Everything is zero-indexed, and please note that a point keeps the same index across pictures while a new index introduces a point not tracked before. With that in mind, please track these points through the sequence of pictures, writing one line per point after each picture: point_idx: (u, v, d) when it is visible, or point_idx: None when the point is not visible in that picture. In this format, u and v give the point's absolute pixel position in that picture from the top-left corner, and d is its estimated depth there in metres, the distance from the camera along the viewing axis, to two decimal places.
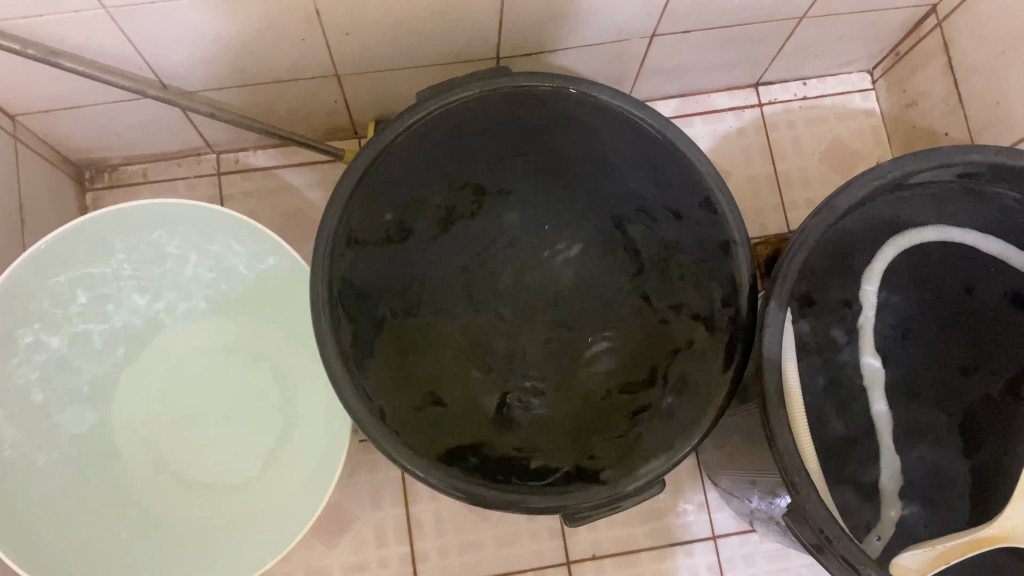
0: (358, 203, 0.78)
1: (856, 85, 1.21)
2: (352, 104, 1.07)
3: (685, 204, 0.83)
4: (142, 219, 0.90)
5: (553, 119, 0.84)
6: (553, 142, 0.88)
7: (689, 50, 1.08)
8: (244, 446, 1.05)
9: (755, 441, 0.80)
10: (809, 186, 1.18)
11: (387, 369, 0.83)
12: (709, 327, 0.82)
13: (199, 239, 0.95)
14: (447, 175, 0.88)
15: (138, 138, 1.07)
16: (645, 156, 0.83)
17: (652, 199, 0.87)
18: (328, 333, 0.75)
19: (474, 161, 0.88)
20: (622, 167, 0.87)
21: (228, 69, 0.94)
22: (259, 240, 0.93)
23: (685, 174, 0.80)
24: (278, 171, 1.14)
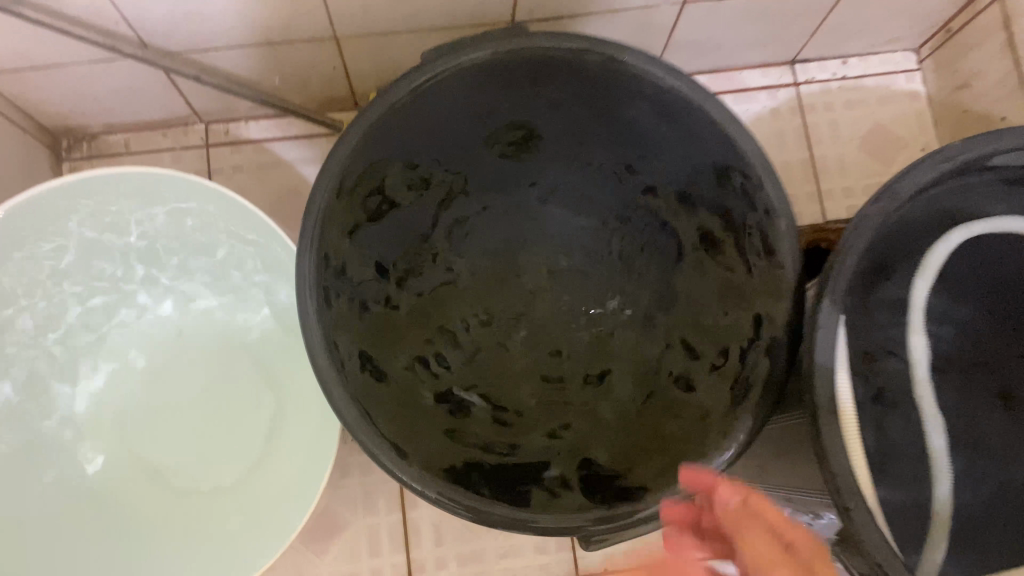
0: (351, 179, 0.69)
1: (899, 65, 1.11)
2: (352, 71, 0.97)
3: (724, 187, 0.73)
4: (115, 189, 0.81)
5: (575, 88, 0.75)
6: (575, 118, 0.80)
7: (723, 21, 0.98)
8: (226, 441, 0.96)
9: (794, 454, 0.71)
10: (847, 173, 1.09)
11: (384, 366, 0.74)
12: (746, 324, 0.73)
13: (177, 211, 0.86)
14: (450, 153, 0.80)
15: (118, 105, 0.98)
16: (679, 132, 0.74)
17: (686, 182, 0.78)
18: (316, 324, 0.66)
19: (478, 140, 0.81)
20: (652, 142, 0.78)
21: (214, 28, 0.85)
22: (244, 214, 0.83)
23: (722, 156, 0.71)
24: (269, 144, 1.05)
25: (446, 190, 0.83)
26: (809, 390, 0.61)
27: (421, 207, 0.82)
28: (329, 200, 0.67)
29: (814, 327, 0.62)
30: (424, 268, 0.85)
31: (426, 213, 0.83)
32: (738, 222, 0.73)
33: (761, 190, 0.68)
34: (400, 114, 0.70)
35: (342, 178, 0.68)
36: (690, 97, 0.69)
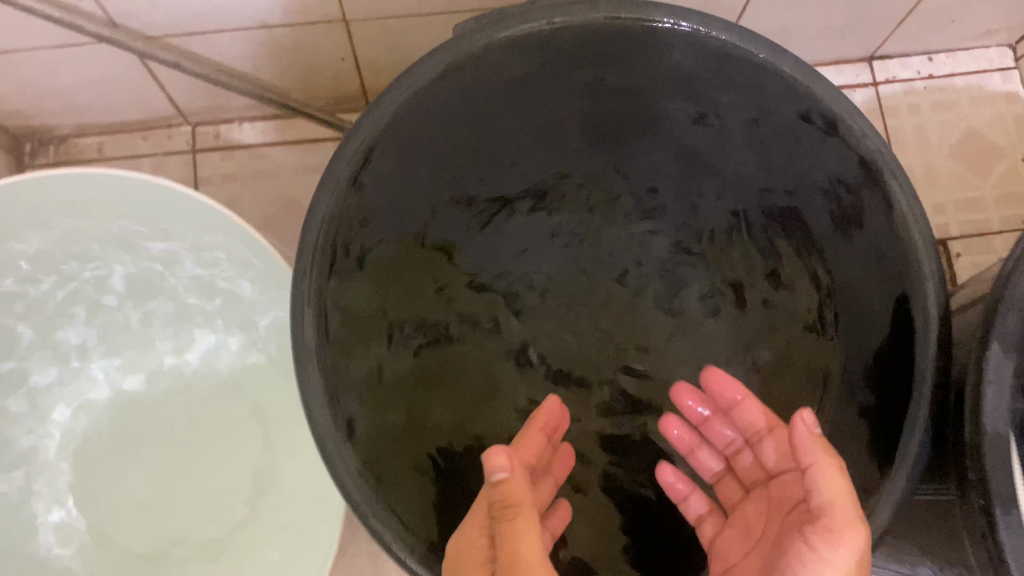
0: (361, 182, 0.54)
1: (994, 62, 0.97)
2: (364, 62, 0.83)
3: (848, 191, 0.59)
4: (64, 198, 0.67)
5: (644, 72, 0.60)
6: (645, 112, 0.65)
7: (798, 6, 0.84)
8: (203, 500, 0.82)
9: (939, 526, 0.57)
10: (937, 186, 0.94)
11: (392, 424, 0.62)
12: (883, 353, 0.58)
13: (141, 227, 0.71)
14: (488, 150, 0.66)
15: (89, 101, 0.84)
16: (783, 124, 0.60)
17: (795, 183, 0.64)
18: (317, 376, 0.51)
19: (521, 135, 0.66)
20: (740, 134, 0.64)
21: (200, 6, 0.71)
22: (220, 232, 0.68)
23: (841, 153, 0.57)
24: (266, 150, 0.90)
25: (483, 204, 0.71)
26: (978, 466, 0.47)
27: (451, 225, 0.70)
28: (334, 213, 0.53)
29: (980, 382, 0.47)
30: (453, 301, 0.74)
31: (461, 227, 0.71)
32: (865, 237, 0.59)
33: (893, 200, 0.54)
34: (427, 98, 0.55)
35: (351, 184, 0.53)
36: (796, 83, 0.55)
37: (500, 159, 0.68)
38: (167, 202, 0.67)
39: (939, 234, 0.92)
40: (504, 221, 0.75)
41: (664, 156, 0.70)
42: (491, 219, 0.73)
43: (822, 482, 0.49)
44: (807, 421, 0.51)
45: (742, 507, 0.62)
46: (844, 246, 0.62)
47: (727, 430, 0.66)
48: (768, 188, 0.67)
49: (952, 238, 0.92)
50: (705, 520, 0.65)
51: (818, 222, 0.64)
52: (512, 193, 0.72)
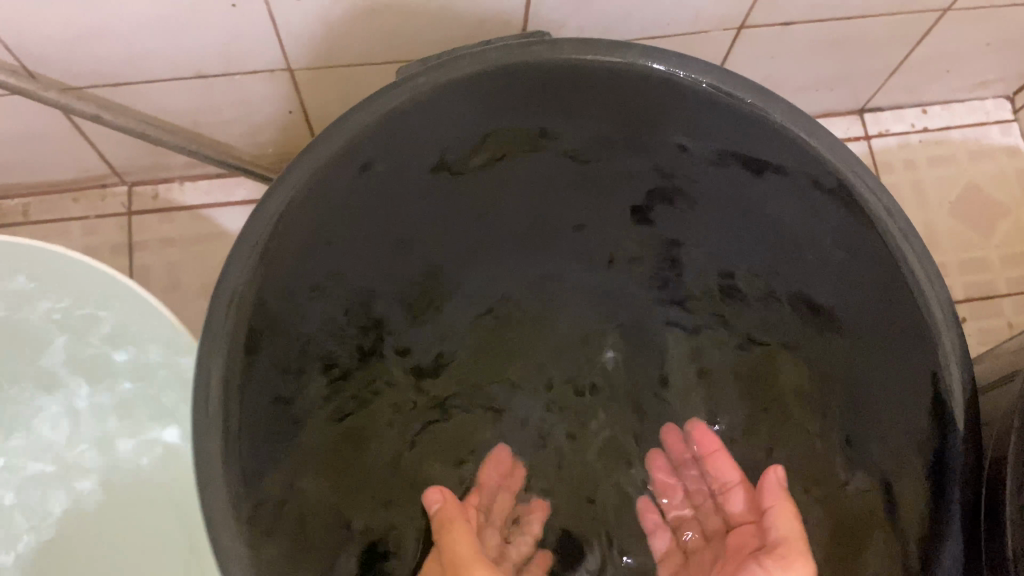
0: (285, 246, 0.47)
1: (991, 115, 0.91)
2: (315, 116, 0.76)
3: (849, 263, 0.52)
4: None
5: (612, 124, 0.54)
6: (625, 176, 0.59)
7: (783, 54, 0.79)
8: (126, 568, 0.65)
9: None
10: (939, 246, 0.87)
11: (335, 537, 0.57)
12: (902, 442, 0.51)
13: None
14: (445, 211, 0.58)
15: (11, 159, 0.76)
16: (768, 178, 0.53)
17: (787, 259, 0.58)
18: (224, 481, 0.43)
19: (484, 201, 0.59)
20: (722, 194, 0.57)
21: (125, 52, 0.64)
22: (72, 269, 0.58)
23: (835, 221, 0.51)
24: (210, 212, 0.83)
25: (438, 289, 0.65)
26: None
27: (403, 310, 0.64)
28: (248, 282, 0.45)
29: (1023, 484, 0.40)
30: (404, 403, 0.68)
31: (415, 298, 0.64)
32: (868, 305, 0.52)
33: (903, 266, 0.47)
34: (365, 151, 0.48)
35: (272, 249, 0.46)
36: (783, 129, 0.48)
37: (460, 221, 0.60)
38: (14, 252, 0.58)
39: None
40: (467, 290, 0.67)
41: (640, 220, 0.63)
42: (451, 290, 0.66)
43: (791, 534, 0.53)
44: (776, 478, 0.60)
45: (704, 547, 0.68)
46: (844, 316, 0.55)
47: (693, 476, 0.73)
48: (753, 265, 0.61)
49: (956, 301, 0.85)
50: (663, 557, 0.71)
51: (817, 298, 0.57)
52: (477, 261, 0.65)
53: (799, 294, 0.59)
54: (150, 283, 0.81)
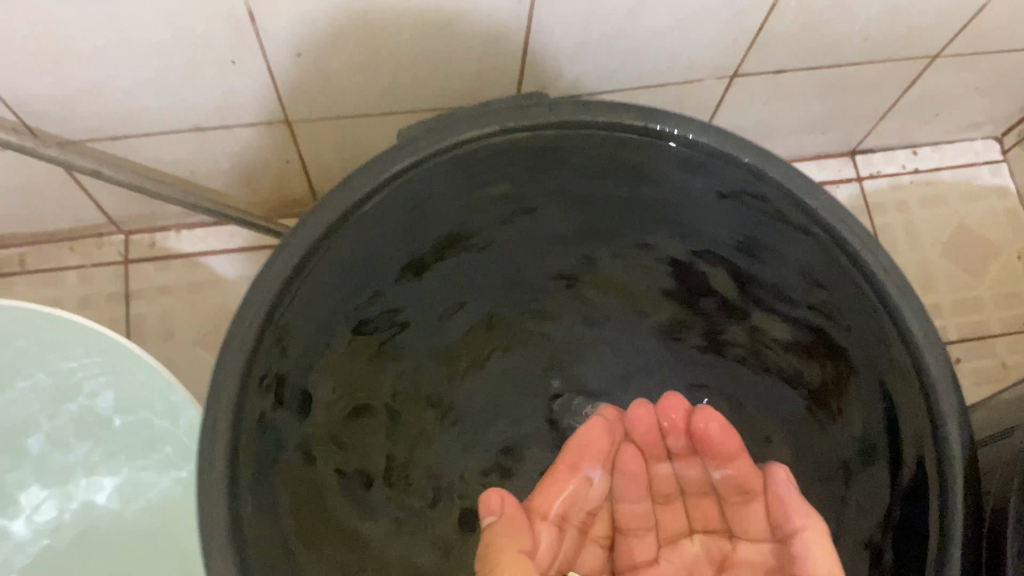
0: (287, 308, 0.47)
1: (981, 156, 0.92)
2: (311, 165, 0.76)
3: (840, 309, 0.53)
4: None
5: (601, 178, 0.54)
6: (613, 228, 0.59)
7: (775, 100, 0.80)
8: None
9: None
10: (931, 286, 0.88)
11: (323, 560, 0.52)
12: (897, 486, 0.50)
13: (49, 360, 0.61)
14: (436, 270, 0.58)
15: (9, 210, 0.76)
16: (759, 229, 0.54)
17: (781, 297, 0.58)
18: (224, 549, 0.42)
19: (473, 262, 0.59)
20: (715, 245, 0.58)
21: (123, 106, 0.64)
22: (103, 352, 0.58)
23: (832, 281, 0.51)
24: (205, 260, 0.83)
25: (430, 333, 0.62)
26: None
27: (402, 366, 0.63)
28: (252, 347, 0.45)
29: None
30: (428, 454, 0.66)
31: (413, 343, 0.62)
32: (857, 344, 0.53)
33: (898, 323, 0.47)
34: (366, 214, 0.49)
35: (273, 314, 0.46)
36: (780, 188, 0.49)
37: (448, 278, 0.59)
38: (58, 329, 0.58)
39: None
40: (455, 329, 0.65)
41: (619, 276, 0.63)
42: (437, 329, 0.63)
43: (810, 526, 0.53)
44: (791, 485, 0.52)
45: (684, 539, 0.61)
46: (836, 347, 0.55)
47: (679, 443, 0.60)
48: (744, 310, 0.61)
49: (949, 341, 0.86)
50: (618, 542, 0.61)
51: (806, 350, 0.58)
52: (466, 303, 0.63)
53: (789, 336, 0.59)
54: (145, 331, 0.80)
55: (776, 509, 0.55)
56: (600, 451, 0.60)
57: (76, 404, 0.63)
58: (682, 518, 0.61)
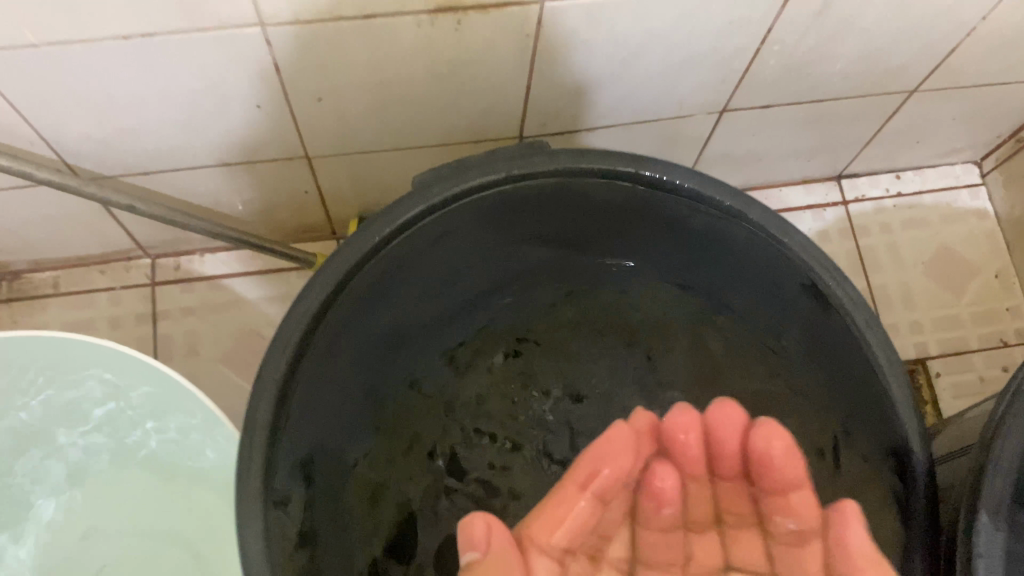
0: (315, 339, 0.53)
1: (960, 179, 0.97)
2: (328, 194, 0.82)
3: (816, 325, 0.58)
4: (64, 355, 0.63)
5: (584, 206, 0.59)
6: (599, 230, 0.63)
7: (763, 132, 0.85)
8: None
9: None
10: (913, 304, 0.92)
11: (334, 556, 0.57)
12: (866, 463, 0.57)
13: (125, 390, 0.65)
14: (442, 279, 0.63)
15: (46, 239, 0.81)
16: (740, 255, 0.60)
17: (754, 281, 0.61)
18: (261, 563, 0.47)
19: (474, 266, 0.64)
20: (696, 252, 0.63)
21: (156, 145, 0.69)
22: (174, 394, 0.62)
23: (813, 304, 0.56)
24: (228, 282, 0.88)
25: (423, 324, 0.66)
26: None
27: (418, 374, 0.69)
28: (284, 375, 0.50)
29: (971, 556, 0.44)
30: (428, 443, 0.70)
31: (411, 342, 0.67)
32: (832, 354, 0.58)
33: (867, 349, 0.52)
34: (383, 253, 0.54)
35: (302, 344, 0.51)
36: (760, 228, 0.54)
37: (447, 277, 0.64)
38: (139, 369, 0.62)
39: (917, 353, 0.91)
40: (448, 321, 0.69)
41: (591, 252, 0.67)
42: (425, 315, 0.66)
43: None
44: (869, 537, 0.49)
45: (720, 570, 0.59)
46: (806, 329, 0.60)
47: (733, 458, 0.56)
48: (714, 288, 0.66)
49: (930, 357, 0.91)
50: (641, 570, 0.58)
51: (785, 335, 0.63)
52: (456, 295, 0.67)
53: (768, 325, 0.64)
54: (171, 350, 0.85)
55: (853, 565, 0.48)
56: (625, 468, 0.53)
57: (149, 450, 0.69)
58: (719, 548, 0.60)
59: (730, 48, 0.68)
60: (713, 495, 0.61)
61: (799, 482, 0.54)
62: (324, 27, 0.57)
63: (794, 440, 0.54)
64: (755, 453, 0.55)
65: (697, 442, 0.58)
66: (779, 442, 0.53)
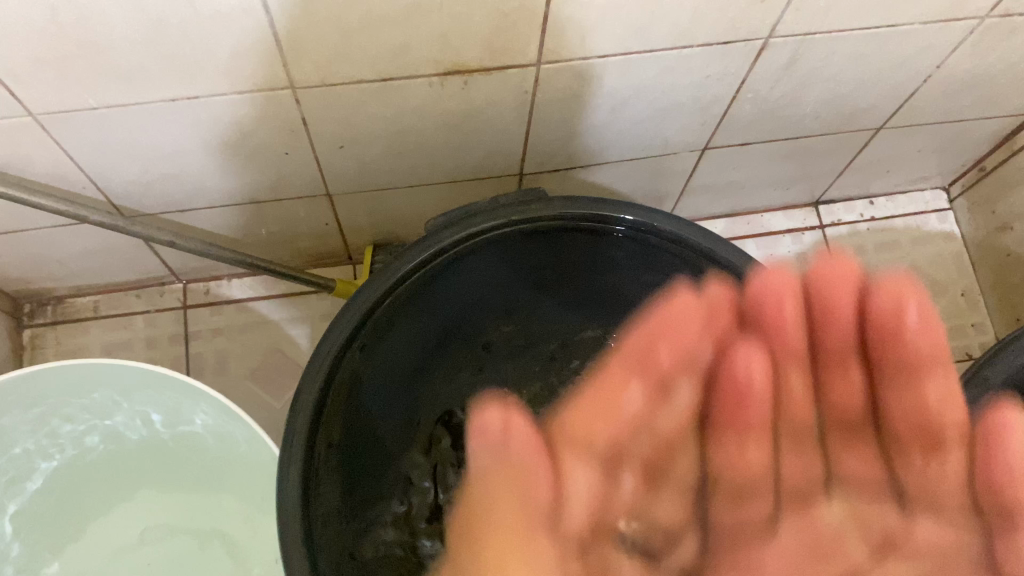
0: (347, 362, 0.64)
1: (930, 204, 1.05)
2: (345, 225, 0.90)
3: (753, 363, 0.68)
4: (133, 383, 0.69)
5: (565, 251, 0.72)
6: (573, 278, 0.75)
7: (744, 166, 0.92)
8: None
9: None
10: None
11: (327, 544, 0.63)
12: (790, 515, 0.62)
13: (180, 411, 0.72)
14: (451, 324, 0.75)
15: (89, 268, 0.89)
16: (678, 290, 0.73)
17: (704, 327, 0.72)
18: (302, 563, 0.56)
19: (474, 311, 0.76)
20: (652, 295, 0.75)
21: (194, 186, 0.77)
22: (227, 421, 0.69)
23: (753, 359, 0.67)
24: (253, 304, 0.96)
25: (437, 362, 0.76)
26: None
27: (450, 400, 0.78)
28: (317, 396, 0.61)
29: None
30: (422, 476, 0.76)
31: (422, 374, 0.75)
32: None
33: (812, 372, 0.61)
34: (404, 290, 0.66)
35: (333, 368, 0.63)
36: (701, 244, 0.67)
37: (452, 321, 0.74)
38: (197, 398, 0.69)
39: None
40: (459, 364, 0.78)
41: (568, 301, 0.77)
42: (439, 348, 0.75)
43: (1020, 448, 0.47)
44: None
45: (818, 505, 0.59)
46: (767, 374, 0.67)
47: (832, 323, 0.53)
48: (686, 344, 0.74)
49: None
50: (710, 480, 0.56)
51: None
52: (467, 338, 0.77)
53: None
54: (203, 368, 0.93)
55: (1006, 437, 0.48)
56: (690, 346, 0.49)
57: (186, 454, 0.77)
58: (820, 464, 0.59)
59: (709, 96, 0.75)
60: (815, 382, 0.57)
61: (937, 357, 0.52)
62: (346, 88, 0.65)
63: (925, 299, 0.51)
64: (886, 323, 0.51)
65: (791, 308, 0.53)
66: (913, 300, 0.50)
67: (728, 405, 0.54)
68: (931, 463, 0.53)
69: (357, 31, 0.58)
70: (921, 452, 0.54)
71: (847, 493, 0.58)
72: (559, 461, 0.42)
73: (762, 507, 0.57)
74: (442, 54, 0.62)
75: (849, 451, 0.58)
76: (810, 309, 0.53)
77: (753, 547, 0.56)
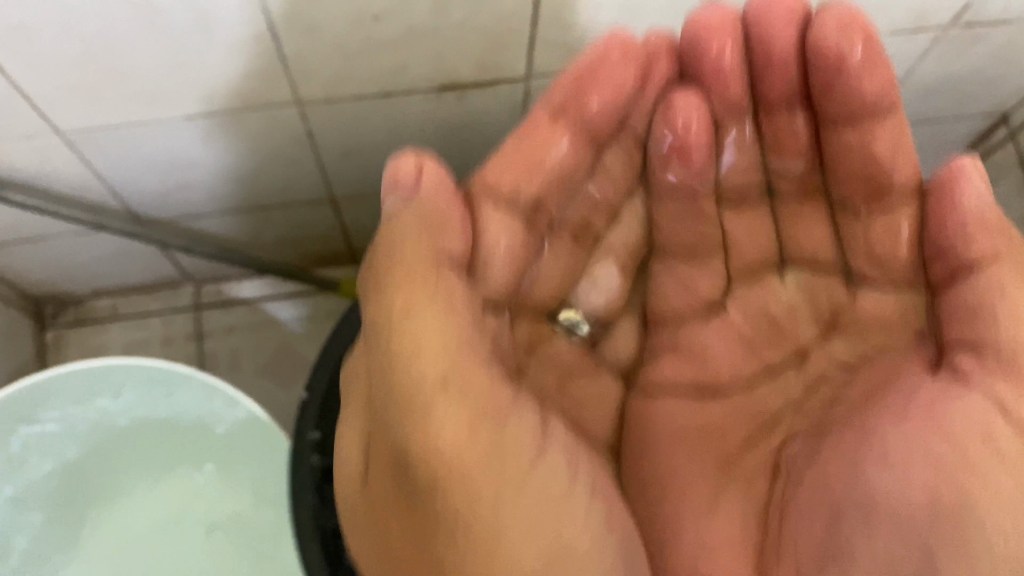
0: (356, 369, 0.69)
1: None
2: (349, 228, 0.94)
3: None
4: (159, 377, 0.75)
5: None
6: None
7: None
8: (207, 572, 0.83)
9: None
10: None
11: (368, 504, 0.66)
12: None
13: (197, 406, 0.77)
14: None
15: (107, 273, 0.94)
16: None
17: None
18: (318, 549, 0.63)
19: None
20: None
21: (209, 195, 0.82)
22: (244, 415, 0.75)
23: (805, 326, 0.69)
24: (264, 304, 1.01)
25: None
26: None
27: None
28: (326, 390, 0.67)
29: None
30: None
31: None
32: None
33: None
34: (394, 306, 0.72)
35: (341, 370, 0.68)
36: None
37: None
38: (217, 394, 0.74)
39: None
40: None
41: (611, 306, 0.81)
42: None
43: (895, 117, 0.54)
44: (985, 184, 0.52)
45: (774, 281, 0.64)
46: None
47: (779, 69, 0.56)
48: None
49: None
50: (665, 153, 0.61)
51: None
52: None
53: None
54: (217, 364, 0.99)
55: (859, 78, 0.53)
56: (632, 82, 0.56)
57: (198, 452, 0.82)
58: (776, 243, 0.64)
59: None
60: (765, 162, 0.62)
61: (880, 94, 0.53)
62: (350, 104, 0.70)
63: (870, 32, 0.51)
64: (827, 67, 0.53)
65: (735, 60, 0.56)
66: (857, 36, 0.51)
67: (672, 142, 0.59)
68: (877, 215, 0.58)
69: (358, 53, 0.63)
70: (865, 204, 0.59)
71: (800, 268, 0.63)
72: (475, 214, 0.56)
73: (709, 274, 0.64)
74: (440, 71, 0.67)
75: (804, 206, 0.62)
76: (750, 51, 0.56)
77: (693, 320, 0.64)
